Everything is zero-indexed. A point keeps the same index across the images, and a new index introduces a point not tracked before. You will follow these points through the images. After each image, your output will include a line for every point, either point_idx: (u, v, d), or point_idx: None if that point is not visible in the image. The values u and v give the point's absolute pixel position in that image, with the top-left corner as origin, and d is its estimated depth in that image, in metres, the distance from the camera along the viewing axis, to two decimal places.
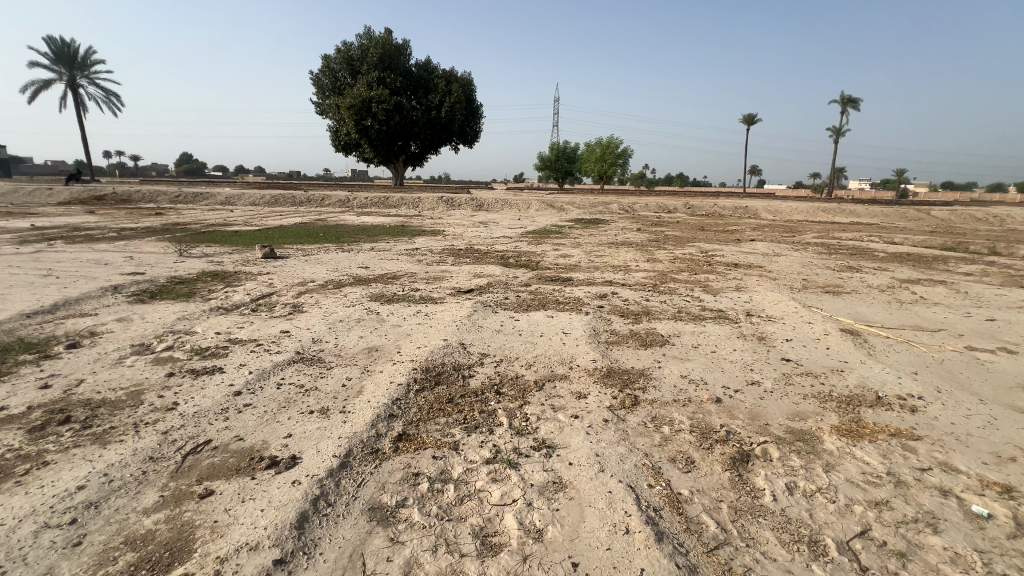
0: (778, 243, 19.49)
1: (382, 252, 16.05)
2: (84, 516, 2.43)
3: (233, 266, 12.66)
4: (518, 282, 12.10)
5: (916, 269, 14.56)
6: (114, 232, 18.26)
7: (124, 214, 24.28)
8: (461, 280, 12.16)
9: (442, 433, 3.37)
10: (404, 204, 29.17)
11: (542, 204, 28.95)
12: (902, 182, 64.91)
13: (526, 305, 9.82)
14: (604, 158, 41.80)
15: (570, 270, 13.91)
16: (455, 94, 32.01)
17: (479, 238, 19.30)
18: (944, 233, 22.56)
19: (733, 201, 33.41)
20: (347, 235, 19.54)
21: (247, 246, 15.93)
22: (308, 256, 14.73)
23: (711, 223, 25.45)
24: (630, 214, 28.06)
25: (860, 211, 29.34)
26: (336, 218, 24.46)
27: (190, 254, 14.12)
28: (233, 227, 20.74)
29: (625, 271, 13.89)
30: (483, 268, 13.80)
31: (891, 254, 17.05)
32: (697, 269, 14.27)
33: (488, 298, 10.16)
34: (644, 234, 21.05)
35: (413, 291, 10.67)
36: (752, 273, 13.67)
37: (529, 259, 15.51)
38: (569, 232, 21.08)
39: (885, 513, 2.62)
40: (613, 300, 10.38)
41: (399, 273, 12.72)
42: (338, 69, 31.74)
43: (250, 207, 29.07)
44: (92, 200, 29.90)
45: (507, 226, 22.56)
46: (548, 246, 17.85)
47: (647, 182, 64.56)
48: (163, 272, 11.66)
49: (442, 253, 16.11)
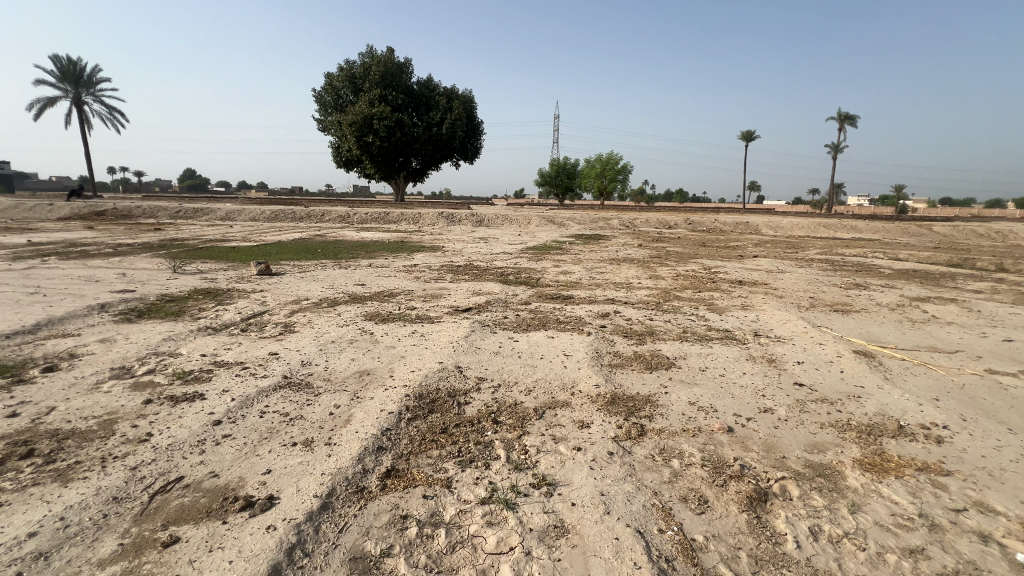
0: (781, 258, 18.57)
1: (378, 267, 15.11)
2: (30, 570, 1.95)
3: (225, 282, 11.75)
4: (517, 299, 11.12)
5: (924, 285, 13.69)
6: (109, 248, 17.30)
7: (122, 230, 23.33)
8: (457, 298, 11.19)
9: (434, 468, 2.84)
10: (404, 220, 28.34)
11: (542, 220, 28.07)
12: (901, 199, 63.87)
13: (525, 325, 8.87)
14: (603, 174, 41.18)
15: (571, 287, 12.96)
16: (456, 112, 31.43)
17: (478, 254, 18.33)
18: (947, 249, 21.70)
19: (730, 216, 32.58)
20: (344, 250, 18.57)
21: (241, 262, 15.00)
22: (305, 273, 13.81)
23: (711, 239, 24.58)
24: (631, 230, 27.13)
25: (861, 226, 28.39)
26: (335, 233, 23.52)
27: (181, 270, 13.15)
28: (232, 243, 19.86)
29: (628, 288, 12.94)
30: (480, 284, 12.85)
31: (901, 270, 16.18)
32: (701, 286, 13.33)
33: (487, 316, 9.23)
34: (645, 251, 20.10)
35: (407, 309, 9.74)
36: (758, 290, 12.73)
37: (528, 276, 14.55)
38: (570, 248, 20.14)
39: (923, 563, 2.11)
40: (615, 318, 9.44)
41: (393, 290, 11.78)
42: (339, 85, 31.10)
43: (250, 222, 28.18)
44: (92, 216, 28.95)
45: (508, 242, 21.64)
46: (549, 262, 16.87)
47: (646, 198, 63.81)
48: (156, 289, 10.74)
49: (440, 269, 15.14)
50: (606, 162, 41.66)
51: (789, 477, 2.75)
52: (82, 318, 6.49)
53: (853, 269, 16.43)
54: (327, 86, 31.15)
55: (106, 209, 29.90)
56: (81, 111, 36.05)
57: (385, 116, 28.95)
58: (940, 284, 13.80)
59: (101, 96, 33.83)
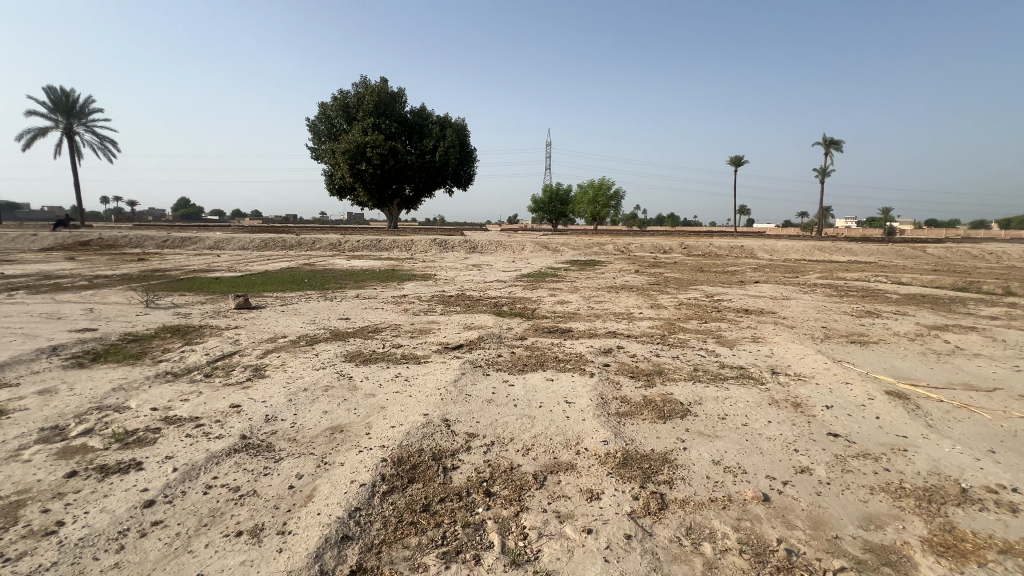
0: (782, 283, 16.29)
1: (365, 296, 12.90)
2: None
3: (195, 316, 9.83)
4: (511, 333, 9.08)
5: (935, 309, 11.72)
6: (84, 279, 15.02)
7: (106, 259, 21.12)
8: (446, 331, 9.12)
9: (411, 564, 2.20)
10: (396, 247, 25.77)
11: (537, 245, 25.64)
12: (886, 220, 61.55)
13: (519, 365, 7.11)
14: (596, 200, 39.37)
15: (569, 317, 10.78)
16: (450, 139, 29.51)
17: (471, 282, 15.90)
18: (947, 271, 19.82)
19: (722, 240, 30.41)
20: (332, 279, 16.20)
21: (217, 292, 12.90)
22: (288, 303, 11.76)
23: (708, 263, 22.30)
24: (626, 255, 24.68)
25: (855, 248, 26.13)
26: (325, 261, 20.95)
27: (154, 301, 11.10)
28: (214, 272, 17.66)
29: (629, 317, 10.86)
30: (473, 314, 10.70)
31: (927, 293, 14.21)
32: (705, 314, 11.22)
33: (478, 354, 7.47)
34: (642, 277, 17.60)
35: (390, 347, 7.96)
36: (766, 319, 10.69)
37: (522, 305, 12.21)
38: (566, 275, 17.65)
39: None
40: (620, 354, 7.73)
41: (375, 322, 9.83)
42: (329, 113, 29.12)
43: (239, 250, 25.83)
44: (75, 245, 26.27)
45: (501, 268, 19.28)
46: (545, 291, 14.38)
47: (636, 223, 61.21)
48: (121, 326, 8.99)
49: (431, 299, 12.78)
50: (599, 188, 39.69)
51: (848, 569, 2.19)
52: (25, 363, 5.14)
53: (861, 292, 14.48)
54: (319, 115, 29.07)
55: (90, 238, 27.13)
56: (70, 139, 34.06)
57: (379, 144, 26.82)
58: (968, 308, 11.87)
59: (93, 125, 31.83)
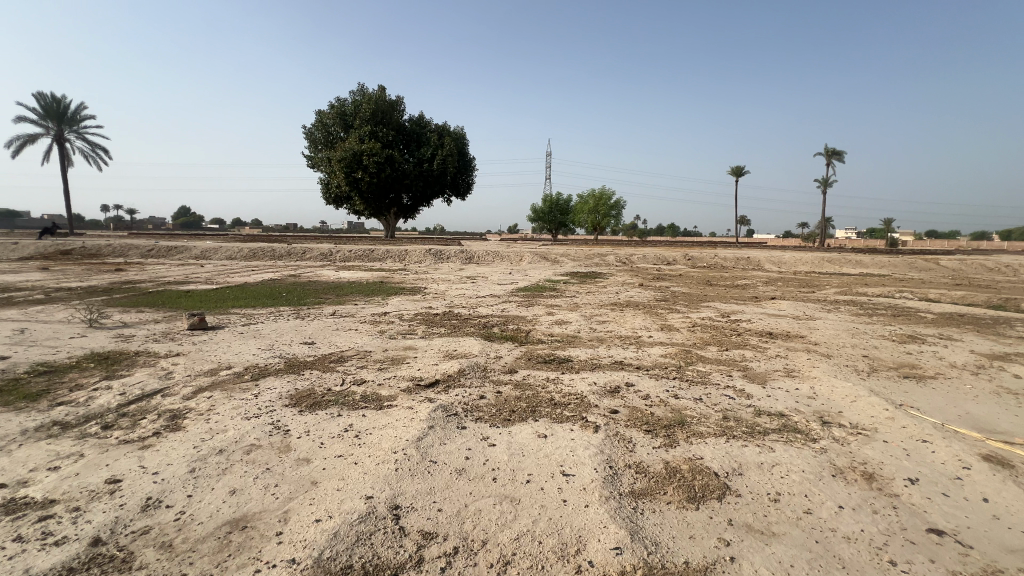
0: (797, 298, 10.76)
1: (342, 314, 7.60)
2: None
3: (133, 341, 5.22)
4: (496, 360, 4.58)
5: (980, 334, 6.74)
6: (36, 291, 9.66)
7: (83, 267, 15.79)
8: (423, 361, 4.50)
9: None
10: (390, 257, 19.83)
11: (536, 254, 19.97)
12: (893, 231, 55.35)
13: (503, 414, 3.23)
14: (596, 209, 33.80)
15: (566, 342, 5.59)
16: (451, 145, 24.14)
17: (460, 296, 10.40)
18: (972, 284, 14.45)
19: (723, 250, 24.12)
20: (312, 292, 10.56)
21: (179, 306, 7.84)
22: (253, 321, 6.74)
23: (715, 275, 16.66)
24: (631, 266, 19.09)
25: (864, 257, 20.16)
26: (312, 272, 15.54)
27: (95, 321, 6.22)
28: (165, 279, 12.43)
29: (637, 341, 5.71)
30: (459, 337, 5.70)
31: (980, 311, 8.92)
32: (721, 339, 5.96)
33: (460, 401, 3.40)
34: (650, 291, 11.79)
35: (352, 387, 3.72)
36: (795, 345, 5.63)
37: (516, 324, 6.96)
38: (567, 287, 12.22)
39: None
40: (629, 398, 3.54)
41: (341, 347, 5.10)
42: (325, 120, 23.30)
43: (227, 258, 19.92)
44: (54, 255, 19.83)
45: (497, 279, 13.87)
46: (541, 307, 8.72)
47: (637, 234, 54.15)
48: (39, 350, 4.75)
49: (415, 317, 7.39)
50: (598, 196, 34.16)
51: None
52: None
53: (888, 308, 9.08)
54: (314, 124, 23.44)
55: (73, 247, 20.87)
56: (60, 148, 28.00)
57: (376, 151, 21.39)
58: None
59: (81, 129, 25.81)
